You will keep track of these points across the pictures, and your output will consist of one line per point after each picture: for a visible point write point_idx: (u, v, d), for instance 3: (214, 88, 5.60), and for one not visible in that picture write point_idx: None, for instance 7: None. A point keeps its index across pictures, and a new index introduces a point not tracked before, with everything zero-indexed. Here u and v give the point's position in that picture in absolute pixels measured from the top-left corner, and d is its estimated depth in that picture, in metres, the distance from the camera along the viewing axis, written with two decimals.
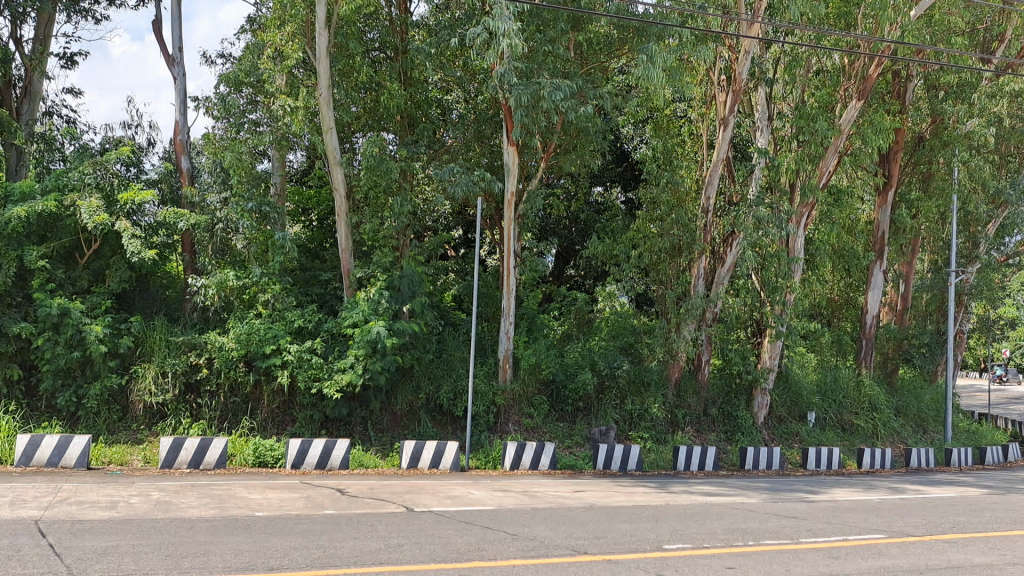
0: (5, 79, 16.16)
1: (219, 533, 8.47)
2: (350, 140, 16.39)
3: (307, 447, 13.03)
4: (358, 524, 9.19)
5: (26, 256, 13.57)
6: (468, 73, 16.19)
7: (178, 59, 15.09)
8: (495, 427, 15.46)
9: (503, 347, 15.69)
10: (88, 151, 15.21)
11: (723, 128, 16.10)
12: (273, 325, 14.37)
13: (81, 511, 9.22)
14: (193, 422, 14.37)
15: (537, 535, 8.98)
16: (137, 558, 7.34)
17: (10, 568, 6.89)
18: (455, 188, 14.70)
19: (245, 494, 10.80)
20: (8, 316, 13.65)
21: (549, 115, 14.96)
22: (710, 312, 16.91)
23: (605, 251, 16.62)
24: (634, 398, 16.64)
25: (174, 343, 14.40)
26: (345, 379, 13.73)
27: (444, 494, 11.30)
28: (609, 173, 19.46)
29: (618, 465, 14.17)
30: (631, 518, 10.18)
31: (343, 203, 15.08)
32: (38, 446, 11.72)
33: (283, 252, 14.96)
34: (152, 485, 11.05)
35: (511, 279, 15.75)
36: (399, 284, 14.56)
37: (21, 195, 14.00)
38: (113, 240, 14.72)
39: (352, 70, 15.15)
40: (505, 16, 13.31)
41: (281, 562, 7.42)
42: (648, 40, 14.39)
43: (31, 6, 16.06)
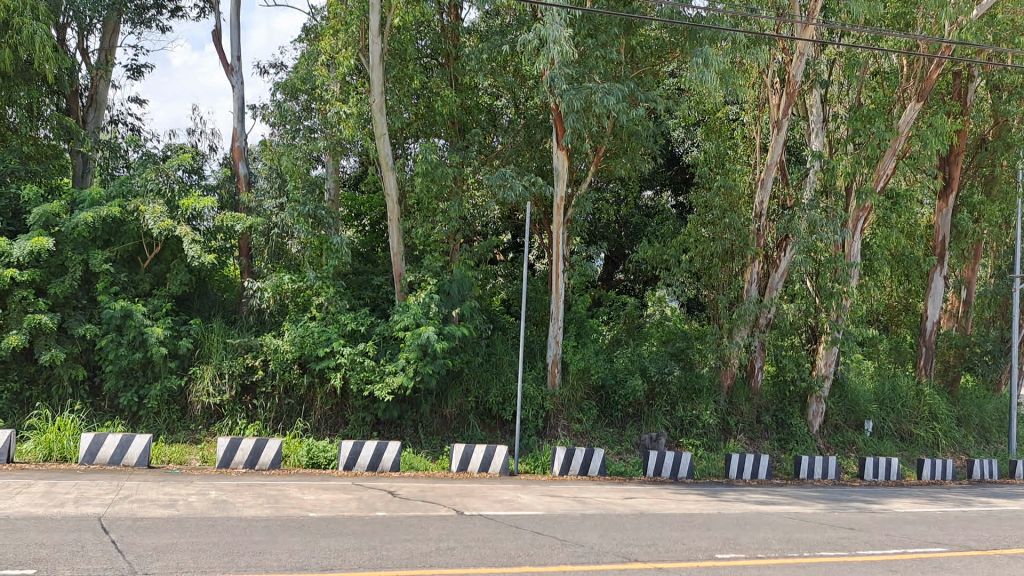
0: (73, 88, 16.79)
1: (274, 533, 8.63)
2: (403, 146, 16.60)
3: (358, 448, 13.19)
4: (408, 526, 9.29)
5: (92, 260, 14.06)
6: (519, 78, 16.30)
7: (236, 67, 15.46)
8: (545, 431, 15.48)
9: (552, 352, 15.75)
10: (150, 157, 15.70)
11: (777, 131, 16.01)
12: (326, 328, 14.63)
13: (142, 509, 9.48)
14: (249, 423, 14.67)
15: (587, 540, 8.97)
16: (196, 556, 7.51)
17: (75, 562, 7.11)
18: (506, 192, 14.84)
19: (299, 494, 11.00)
20: (75, 317, 14.12)
21: (600, 119, 15.00)
22: (763, 318, 16.72)
23: (655, 255, 16.68)
24: (685, 405, 16.47)
25: (231, 346, 14.77)
26: (396, 382, 13.87)
27: (493, 498, 11.36)
28: (660, 176, 19.41)
29: (669, 472, 14.05)
30: (682, 526, 10.09)
31: (395, 208, 15.36)
32: (102, 445, 12.13)
33: (338, 256, 15.20)
34: (210, 484, 11.31)
35: (561, 283, 15.74)
36: (449, 288, 14.91)
37: (89, 202, 14.47)
38: (174, 245, 15.21)
39: (407, 78, 15.39)
40: (557, 23, 13.37)
41: (334, 563, 7.54)
42: (701, 43, 14.36)
43: (97, 17, 16.66)
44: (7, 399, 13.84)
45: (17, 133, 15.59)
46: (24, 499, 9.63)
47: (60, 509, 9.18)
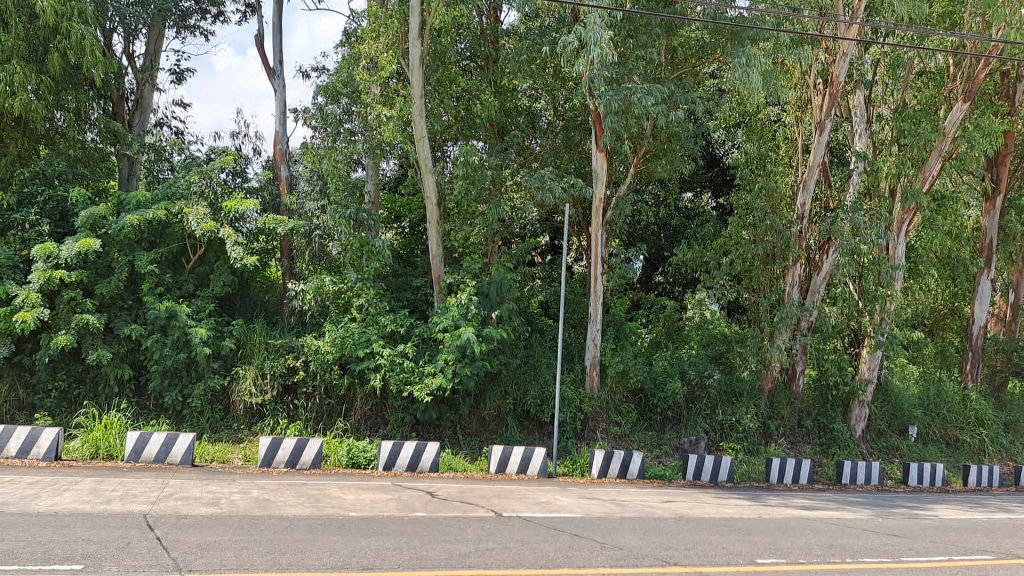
0: (120, 92, 17.13)
1: (315, 532, 8.72)
2: (442, 148, 16.69)
3: (398, 448, 13.27)
4: (447, 526, 9.33)
5: (138, 261, 14.30)
6: (559, 80, 16.32)
7: (278, 71, 15.64)
8: (583, 434, 15.47)
9: (591, 355, 15.74)
10: (194, 160, 15.95)
11: (820, 133, 15.87)
12: (366, 329, 14.76)
13: (186, 507, 9.63)
14: (291, 422, 14.82)
15: (626, 543, 8.93)
16: (239, 554, 7.62)
17: (121, 559, 7.24)
18: (545, 194, 14.85)
19: (340, 493, 11.10)
20: (121, 318, 14.37)
21: (640, 121, 14.96)
22: (805, 321, 16.57)
23: (695, 258, 16.60)
24: (725, 409, 16.34)
25: (273, 346, 14.95)
26: (435, 383, 13.94)
27: (532, 500, 11.36)
28: (700, 177, 19.29)
29: (709, 475, 13.96)
30: (722, 530, 10.01)
31: (434, 210, 15.47)
32: (147, 443, 12.33)
33: (379, 258, 15.35)
34: (252, 483, 11.45)
35: (599, 285, 15.73)
36: (488, 290, 14.99)
37: (135, 204, 14.73)
38: (217, 247, 15.46)
39: (448, 80, 15.49)
40: (598, 24, 13.38)
41: (374, 562, 7.60)
42: (743, 44, 14.28)
43: (143, 22, 16.97)
44: (55, 397, 14.21)
45: (64, 138, 15.58)
46: (71, 496, 9.82)
47: (107, 506, 9.35)
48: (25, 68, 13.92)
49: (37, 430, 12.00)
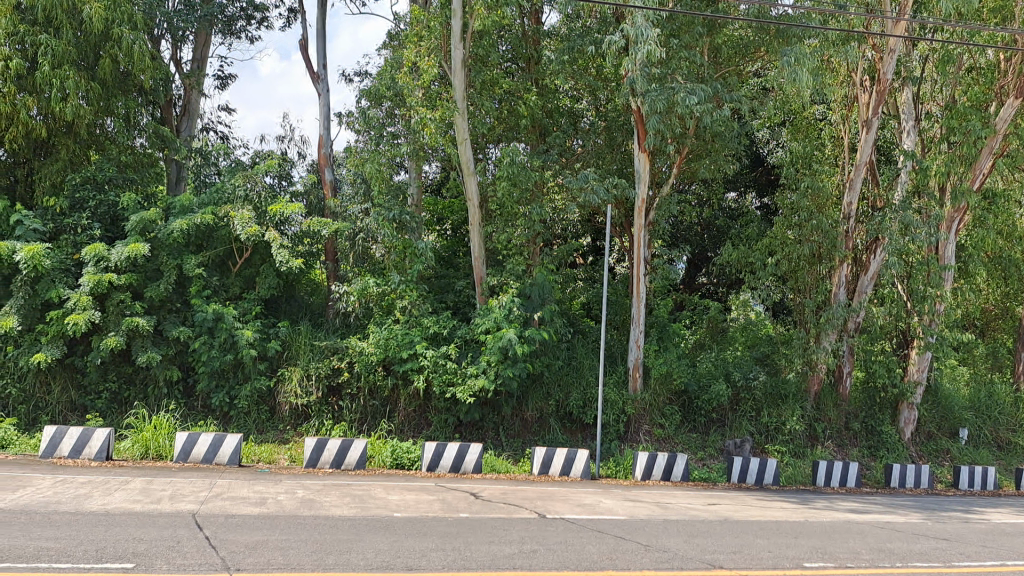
0: (167, 98, 17.62)
1: (361, 532, 8.80)
2: (484, 151, 16.75)
3: (441, 450, 13.32)
4: (491, 528, 9.36)
5: (186, 265, 14.52)
6: (601, 80, 16.30)
7: (322, 75, 15.79)
8: (626, 436, 15.43)
9: (633, 356, 15.69)
10: (239, 165, 16.19)
11: (867, 130, 15.80)
12: (409, 331, 14.85)
13: (234, 506, 9.78)
14: (336, 423, 14.96)
15: (671, 546, 8.89)
16: (285, 553, 7.72)
17: (172, 557, 7.38)
18: (588, 195, 14.83)
19: (384, 494, 11.19)
20: (170, 320, 14.61)
21: (683, 120, 14.89)
22: (852, 322, 16.40)
23: (740, 258, 16.48)
24: (771, 411, 16.21)
25: (318, 348, 15.11)
26: (478, 385, 14.00)
27: (575, 501, 11.35)
28: (743, 177, 19.14)
29: (755, 478, 13.84)
30: (768, 533, 9.93)
31: (476, 212, 15.54)
32: (195, 444, 12.52)
33: (422, 260, 15.42)
34: (298, 483, 11.58)
35: (641, 286, 15.69)
36: (530, 292, 15.04)
37: (182, 209, 14.97)
38: (263, 250, 15.68)
39: (490, 83, 15.55)
40: (643, 25, 13.37)
41: (419, 563, 7.65)
42: (788, 41, 14.17)
43: (190, 28, 17.29)
44: (106, 399, 14.52)
45: (114, 143, 15.87)
46: (123, 495, 10.01)
47: (157, 505, 9.52)
48: (76, 73, 14.20)
49: (88, 431, 12.24)
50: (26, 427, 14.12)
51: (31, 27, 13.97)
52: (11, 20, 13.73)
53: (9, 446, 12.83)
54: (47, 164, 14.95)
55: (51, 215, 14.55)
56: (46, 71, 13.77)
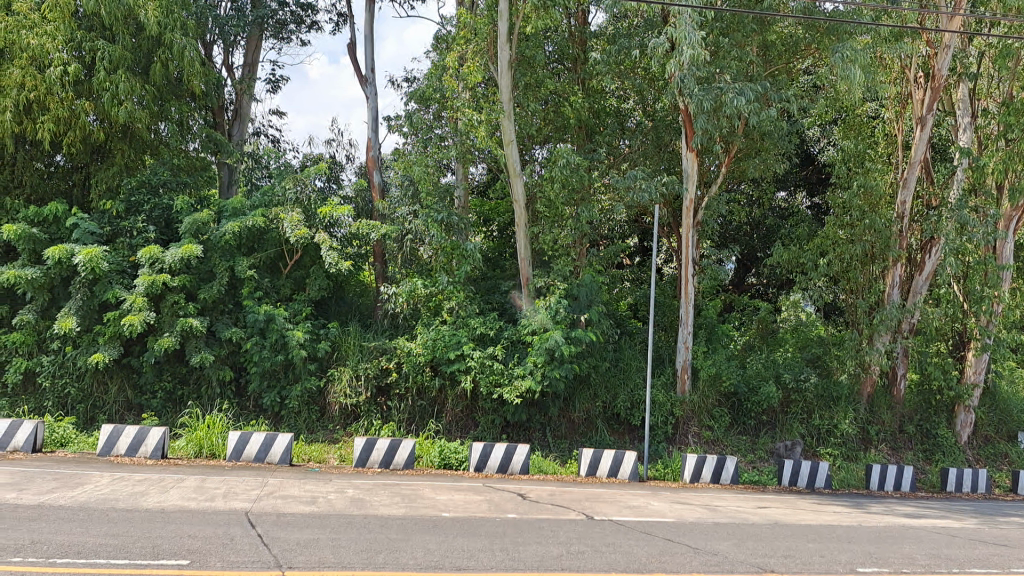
0: (219, 103, 18.02)
1: (410, 531, 8.87)
2: (530, 153, 16.80)
3: (489, 451, 13.36)
4: (539, 529, 9.36)
5: (238, 267, 14.75)
6: (648, 80, 16.22)
7: (370, 78, 15.93)
8: (675, 438, 15.35)
9: (681, 358, 15.62)
10: (289, 168, 16.41)
11: (921, 128, 15.61)
12: (457, 332, 14.92)
13: (286, 505, 9.91)
14: (385, 423, 15.08)
15: (721, 550, 8.81)
16: (336, 552, 7.80)
17: (226, 554, 7.50)
18: (637, 194, 14.78)
19: (432, 494, 11.26)
20: (222, 321, 14.86)
21: (732, 119, 14.76)
22: (906, 323, 16.24)
23: (791, 258, 16.29)
24: (822, 414, 16.01)
25: (367, 348, 15.26)
26: (525, 386, 14.01)
27: (624, 503, 11.30)
28: (793, 175, 18.92)
29: (806, 482, 13.66)
30: (821, 537, 9.80)
31: (523, 213, 15.57)
32: (248, 442, 12.73)
33: (470, 261, 15.50)
34: (347, 482, 11.70)
35: (690, 286, 15.60)
36: (577, 292, 15.03)
37: (234, 212, 15.24)
38: (313, 251, 15.89)
39: (536, 84, 15.57)
40: (689, 24, 13.31)
41: (468, 563, 7.68)
42: (840, 38, 13.98)
43: (241, 32, 17.58)
44: (161, 398, 14.80)
45: (168, 147, 16.20)
46: (177, 493, 10.21)
47: (210, 503, 9.69)
48: (131, 78, 14.49)
49: (144, 430, 12.50)
50: (84, 425, 14.45)
51: (87, 34, 14.28)
52: (69, 27, 14.04)
53: (68, 444, 13.14)
54: (104, 168, 15.26)
55: (107, 219, 14.84)
56: (101, 76, 14.05)
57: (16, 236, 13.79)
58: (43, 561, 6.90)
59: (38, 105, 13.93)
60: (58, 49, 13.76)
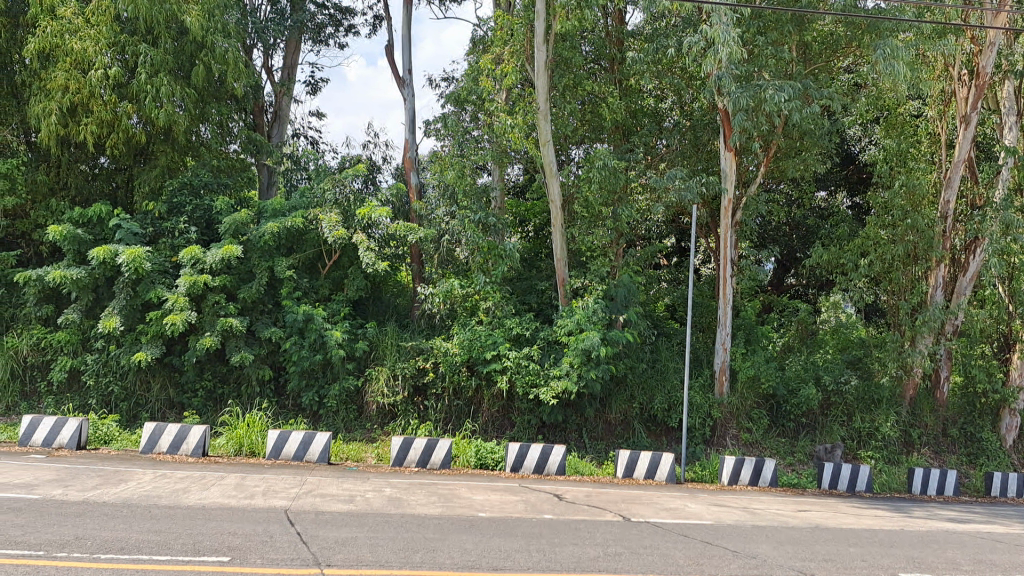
0: (259, 105, 18.29)
1: (447, 531, 8.90)
2: (567, 153, 16.82)
3: (525, 451, 13.36)
4: (576, 530, 9.35)
5: (277, 267, 14.90)
6: (686, 80, 16.14)
7: (408, 80, 16.01)
8: (712, 440, 15.28)
9: (720, 359, 15.53)
10: (327, 169, 16.56)
11: (965, 126, 15.45)
12: (493, 332, 14.96)
13: (325, 503, 9.99)
14: (421, 423, 15.15)
15: (760, 553, 8.74)
16: (374, 550, 7.85)
17: (265, 551, 7.58)
18: (675, 194, 14.70)
19: (469, 494, 11.28)
20: (262, 321, 15.02)
21: (771, 118, 14.65)
22: (949, 325, 16.01)
23: (831, 259, 16.14)
24: (863, 416, 15.84)
25: (404, 348, 15.34)
26: (561, 386, 13.99)
27: (661, 505, 11.25)
28: (833, 175, 18.73)
29: (846, 485, 13.51)
30: (862, 541, 9.67)
31: (559, 213, 15.58)
32: (287, 441, 12.85)
33: (508, 261, 15.53)
34: (385, 482, 11.77)
35: (728, 287, 15.52)
36: (615, 293, 14.99)
37: (273, 212, 15.41)
38: (351, 252, 16.02)
39: (574, 85, 15.55)
40: (725, 23, 13.25)
41: (504, 563, 7.69)
42: (881, 36, 13.83)
43: (280, 36, 17.80)
44: (202, 397, 15.00)
45: (209, 149, 16.44)
46: (218, 490, 10.34)
47: (250, 501, 9.79)
48: (172, 81, 14.66)
49: (185, 428, 12.68)
50: (127, 423, 14.69)
51: (131, 38, 14.48)
52: (112, 30, 14.25)
53: (111, 441, 13.36)
54: (147, 170, 15.50)
55: (150, 220, 15.06)
56: (143, 79, 14.24)
57: (62, 236, 14.04)
58: (88, 556, 7.02)
59: (82, 108, 14.18)
60: (101, 52, 13.98)
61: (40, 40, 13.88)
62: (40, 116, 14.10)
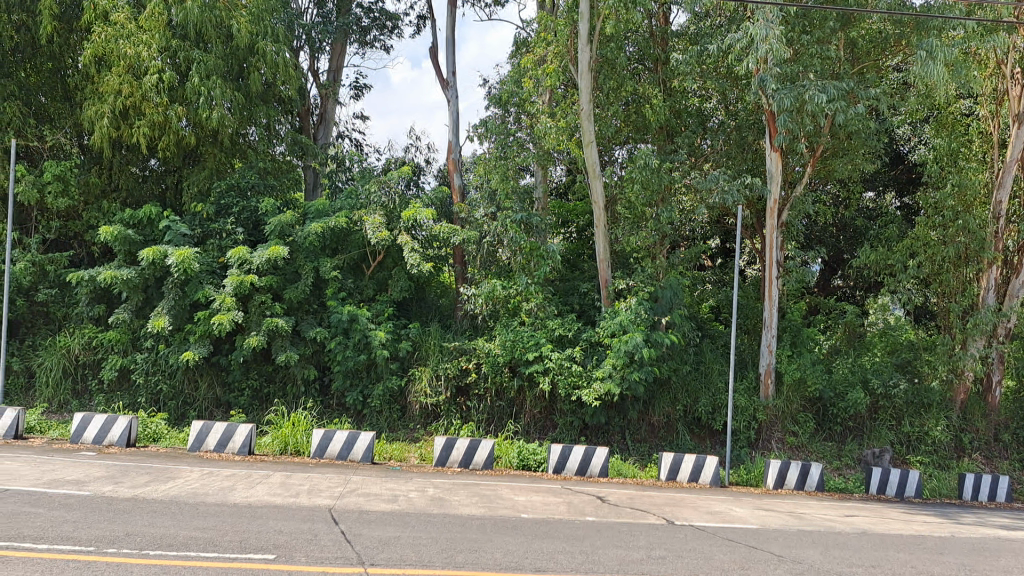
0: (305, 108, 18.53)
1: (490, 532, 8.91)
2: (610, 154, 16.81)
3: (568, 452, 13.34)
4: (620, 532, 9.31)
5: (323, 268, 15.05)
6: (731, 80, 16.01)
7: (452, 82, 16.08)
8: (758, 443, 15.19)
9: (765, 362, 15.45)
10: (371, 171, 16.70)
11: (1018, 125, 15.17)
12: (536, 334, 14.97)
13: (368, 503, 10.06)
14: (464, 423, 15.21)
15: (806, 558, 8.64)
16: (417, 550, 7.89)
17: (311, 549, 7.66)
18: (720, 196, 14.58)
19: (512, 495, 11.28)
20: (307, 321, 15.18)
21: (816, 119, 14.48)
22: (1002, 328, 15.70)
23: (878, 260, 15.93)
24: (913, 420, 15.59)
25: (447, 349, 15.40)
26: (604, 388, 13.92)
27: (705, 509, 11.16)
28: (882, 175, 18.44)
29: (895, 490, 13.30)
30: (911, 548, 9.51)
31: (602, 214, 15.56)
32: (331, 440, 12.97)
33: (550, 262, 15.52)
34: (428, 481, 11.81)
35: (774, 289, 15.42)
36: (659, 294, 14.89)
37: (318, 213, 15.58)
38: (395, 253, 16.13)
39: (618, 85, 15.50)
40: (769, 21, 13.14)
41: (548, 564, 7.69)
42: (929, 34, 13.64)
43: (326, 38, 17.99)
44: (248, 395, 15.21)
45: (256, 151, 16.70)
46: (264, 489, 10.46)
47: (295, 500, 9.89)
48: (222, 84, 14.87)
49: (232, 427, 12.86)
50: (175, 421, 14.94)
51: (182, 42, 14.69)
52: (164, 36, 14.41)
53: (160, 439, 13.57)
54: (196, 172, 15.74)
55: (199, 221, 15.29)
56: (196, 83, 14.50)
57: (113, 238, 14.30)
58: (137, 553, 7.13)
59: (134, 111, 14.44)
60: (152, 57, 14.18)
61: (94, 46, 14.17)
62: (93, 119, 14.41)
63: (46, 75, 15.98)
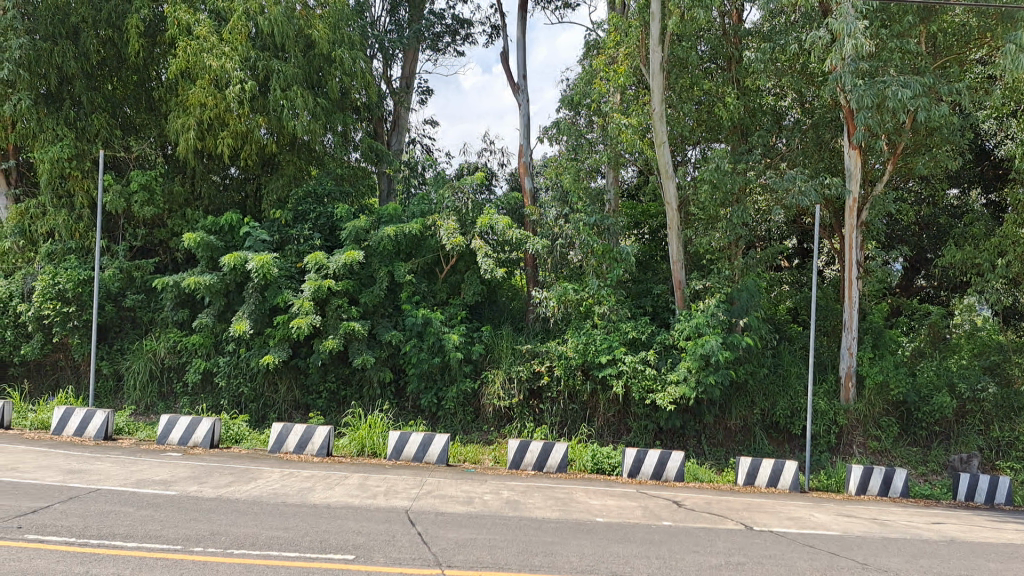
0: (380, 114, 18.92)
1: (565, 535, 8.91)
2: (682, 154, 16.67)
3: (642, 456, 13.22)
4: (696, 537, 9.21)
5: (398, 272, 15.25)
6: (807, 78, 15.73)
7: (523, 86, 16.12)
8: (838, 448, 14.90)
9: (845, 364, 15.19)
10: (444, 176, 16.87)
11: None
12: (609, 336, 14.90)
13: (444, 504, 10.15)
14: (537, 426, 15.27)
15: (891, 566, 8.41)
16: (493, 552, 7.93)
17: (389, 550, 7.76)
18: (796, 196, 14.29)
19: (586, 498, 11.26)
20: (383, 324, 15.39)
21: (897, 116, 14.12)
22: None
23: (965, 258, 15.68)
24: (1002, 425, 15.10)
25: (519, 352, 15.45)
26: (678, 392, 13.77)
27: (784, 514, 10.97)
28: (966, 172, 17.90)
29: (984, 497, 12.85)
30: (1003, 557, 9.18)
31: (675, 216, 15.43)
32: (407, 442, 13.10)
33: (623, 265, 15.43)
34: (502, 484, 11.88)
35: (853, 289, 15.12)
36: (736, 297, 14.67)
37: (392, 219, 15.79)
38: (468, 257, 16.27)
39: (690, 85, 15.37)
40: (852, 15, 12.77)
41: (623, 568, 7.66)
42: (1016, 26, 13.14)
43: (398, 46, 18.26)
44: (326, 398, 15.54)
45: (332, 158, 17.00)
46: (342, 490, 10.63)
47: (373, 501, 10.04)
48: (302, 94, 15.22)
49: (311, 429, 13.10)
50: (256, 423, 15.31)
51: (261, 54, 15.00)
52: (245, 47, 14.69)
53: (242, 440, 13.92)
54: (274, 179, 16.11)
55: (277, 227, 15.64)
56: (278, 94, 14.87)
57: (196, 244, 14.67)
58: (222, 551, 7.32)
59: (217, 121, 14.82)
60: (234, 68, 14.46)
61: (178, 60, 14.37)
62: (178, 130, 14.83)
63: (132, 87, 16.53)
